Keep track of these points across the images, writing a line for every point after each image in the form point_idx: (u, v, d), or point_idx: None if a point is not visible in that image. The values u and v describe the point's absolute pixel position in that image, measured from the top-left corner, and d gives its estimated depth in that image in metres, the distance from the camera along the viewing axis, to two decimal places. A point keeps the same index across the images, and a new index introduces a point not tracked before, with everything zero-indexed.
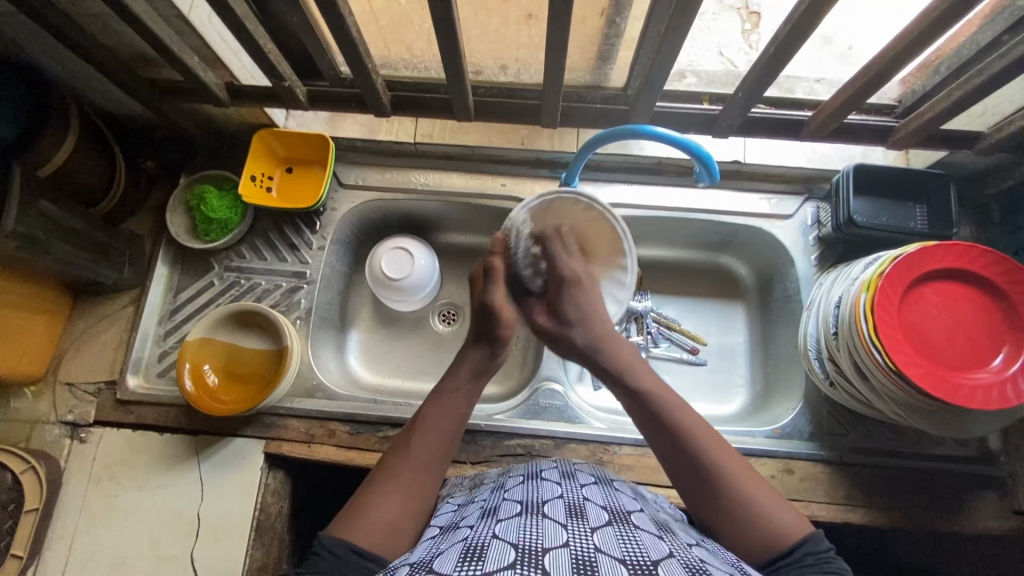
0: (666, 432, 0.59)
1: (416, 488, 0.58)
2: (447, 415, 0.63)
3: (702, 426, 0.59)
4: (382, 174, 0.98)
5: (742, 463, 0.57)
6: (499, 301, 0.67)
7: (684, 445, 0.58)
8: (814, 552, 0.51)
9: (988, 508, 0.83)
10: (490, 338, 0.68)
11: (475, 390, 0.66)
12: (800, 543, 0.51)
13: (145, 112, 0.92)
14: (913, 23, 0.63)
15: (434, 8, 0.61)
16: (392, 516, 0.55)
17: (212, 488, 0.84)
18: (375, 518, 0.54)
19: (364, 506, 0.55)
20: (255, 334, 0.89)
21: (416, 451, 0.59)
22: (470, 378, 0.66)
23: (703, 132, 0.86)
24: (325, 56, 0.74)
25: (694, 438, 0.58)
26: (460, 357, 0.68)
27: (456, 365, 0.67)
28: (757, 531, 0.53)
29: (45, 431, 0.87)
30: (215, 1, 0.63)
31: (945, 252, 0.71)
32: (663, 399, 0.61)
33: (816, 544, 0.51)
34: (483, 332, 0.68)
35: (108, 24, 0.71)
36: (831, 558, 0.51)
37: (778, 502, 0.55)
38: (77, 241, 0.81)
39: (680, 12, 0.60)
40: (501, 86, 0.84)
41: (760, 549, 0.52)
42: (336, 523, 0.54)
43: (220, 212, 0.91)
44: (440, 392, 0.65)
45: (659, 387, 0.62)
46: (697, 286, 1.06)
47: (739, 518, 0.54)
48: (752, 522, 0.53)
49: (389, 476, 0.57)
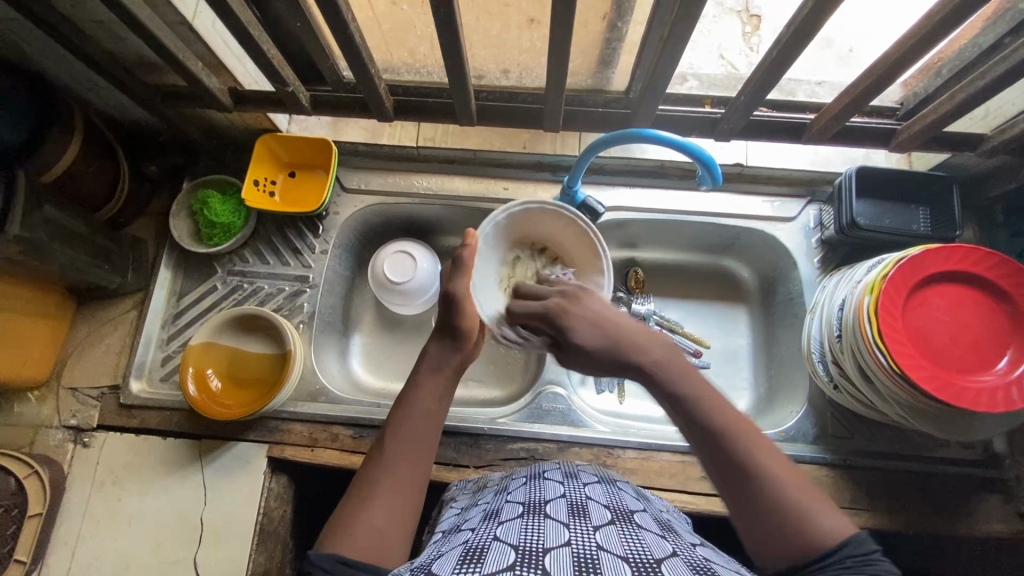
0: (703, 424, 0.53)
1: (399, 490, 0.57)
2: (419, 416, 0.62)
3: (739, 418, 0.53)
4: (384, 178, 0.98)
5: (786, 461, 0.51)
6: (463, 290, 0.70)
7: (721, 438, 0.52)
8: (854, 556, 0.45)
9: (994, 512, 0.82)
10: (451, 331, 0.69)
11: (442, 385, 0.66)
12: (841, 544, 0.46)
13: (148, 116, 0.92)
14: (915, 26, 0.63)
15: (436, 13, 0.61)
16: (379, 522, 0.53)
17: (215, 493, 0.84)
18: (360, 527, 0.53)
19: (350, 517, 0.54)
20: (256, 339, 0.89)
21: (392, 457, 0.59)
22: (434, 369, 0.66)
23: (706, 135, 0.86)
24: (328, 62, 0.75)
25: (731, 430, 0.52)
26: (423, 354, 0.68)
27: (419, 362, 0.68)
28: (796, 532, 0.47)
29: (49, 435, 0.87)
30: (218, 8, 0.63)
31: (947, 255, 0.71)
32: (697, 387, 0.55)
33: (860, 546, 0.46)
34: (445, 325, 0.69)
35: (112, 30, 0.72)
36: (876, 559, 0.45)
37: (818, 498, 0.49)
38: (81, 246, 0.81)
39: (682, 18, 0.60)
40: (502, 91, 0.84)
41: (798, 552, 0.46)
42: (322, 539, 0.52)
43: (223, 217, 0.92)
44: (407, 394, 0.65)
45: (694, 375, 0.56)
46: (699, 289, 1.06)
47: (776, 518, 0.48)
48: (790, 522, 0.47)
49: (370, 485, 0.57)
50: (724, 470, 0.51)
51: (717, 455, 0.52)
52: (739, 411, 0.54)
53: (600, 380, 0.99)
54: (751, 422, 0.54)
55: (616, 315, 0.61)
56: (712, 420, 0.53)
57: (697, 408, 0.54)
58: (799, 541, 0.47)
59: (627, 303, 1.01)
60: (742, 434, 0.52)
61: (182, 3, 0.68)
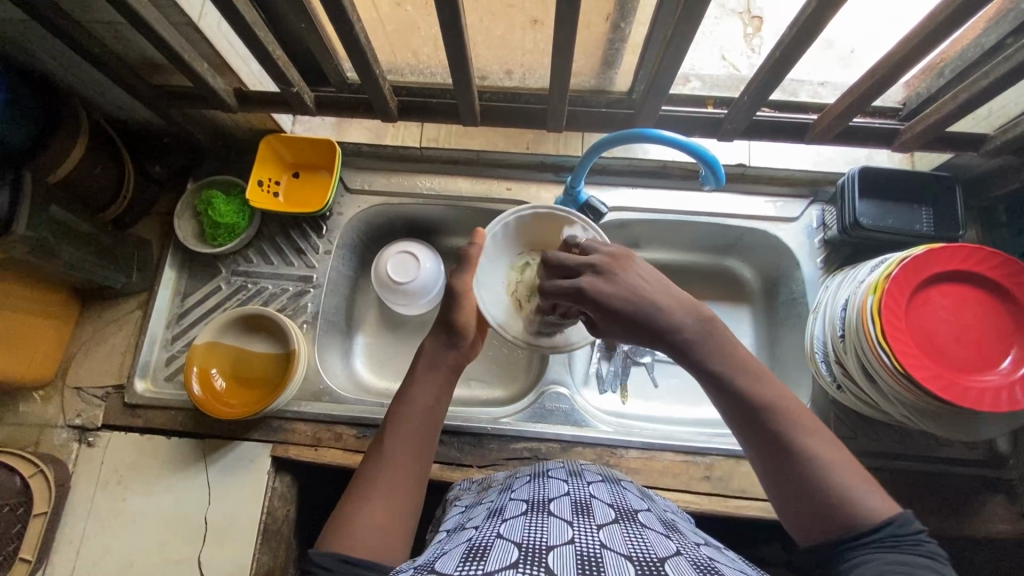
0: (736, 401, 0.54)
1: (396, 487, 0.57)
2: (417, 412, 0.63)
3: (783, 395, 0.54)
4: (388, 179, 0.99)
5: (821, 435, 0.52)
6: (464, 286, 0.72)
7: (765, 415, 0.53)
8: (895, 536, 0.45)
9: (998, 512, 0.82)
10: (449, 326, 0.70)
11: (439, 382, 0.66)
12: (881, 523, 0.46)
13: (153, 117, 0.92)
14: (918, 26, 0.63)
15: (441, 14, 0.62)
16: (378, 520, 0.54)
17: (219, 492, 0.85)
18: (360, 525, 0.53)
19: (349, 515, 0.54)
20: (260, 339, 0.90)
21: (391, 455, 0.59)
22: (430, 368, 0.67)
23: (708, 135, 0.87)
24: (332, 63, 0.75)
25: (776, 407, 0.53)
26: (420, 351, 0.69)
27: (415, 361, 0.68)
28: (837, 507, 0.48)
29: (54, 435, 0.88)
30: (224, 8, 0.63)
31: (950, 255, 0.71)
32: (743, 363, 0.55)
33: (902, 525, 0.46)
34: (441, 319, 0.71)
35: (119, 31, 0.72)
36: (923, 541, 0.45)
37: (861, 475, 0.49)
38: (86, 247, 0.82)
39: (685, 18, 0.60)
40: (505, 91, 0.84)
41: (839, 527, 0.47)
42: (323, 538, 0.52)
43: (228, 217, 0.92)
44: (405, 391, 0.65)
45: (735, 350, 0.56)
46: (702, 289, 1.06)
47: (819, 494, 0.49)
48: (834, 497, 0.48)
49: (369, 484, 0.57)
50: (767, 446, 0.52)
51: (762, 432, 0.52)
52: (784, 388, 0.54)
53: (603, 379, 0.99)
54: (795, 399, 0.54)
55: (658, 287, 0.59)
56: (758, 397, 0.53)
57: (742, 385, 0.54)
58: (841, 516, 0.47)
59: None
60: (787, 411, 0.52)
61: (188, 4, 0.68)
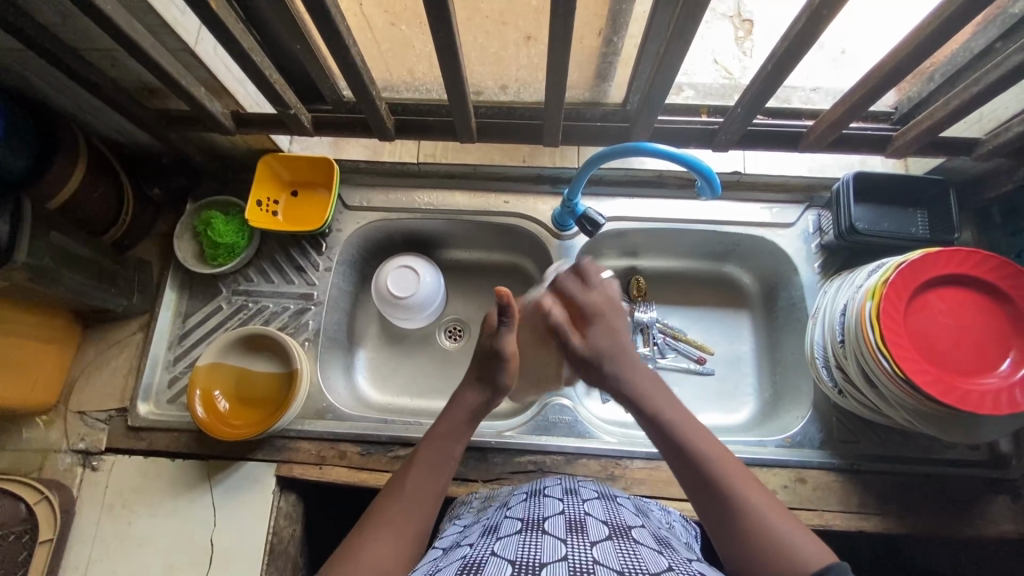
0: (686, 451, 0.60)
1: (406, 527, 0.56)
2: (441, 457, 0.63)
3: (719, 449, 0.60)
4: (386, 195, 0.99)
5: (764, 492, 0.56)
6: (510, 347, 0.68)
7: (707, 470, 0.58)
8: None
9: (1002, 512, 0.83)
10: (494, 386, 0.69)
11: (463, 431, 0.66)
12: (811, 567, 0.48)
13: (150, 139, 0.93)
14: (907, 38, 0.64)
15: (435, 37, 0.63)
16: (385, 558, 0.53)
17: (224, 514, 0.85)
18: (370, 559, 0.53)
19: (355, 550, 0.54)
20: (263, 357, 0.90)
21: (409, 496, 0.59)
22: (464, 419, 0.66)
23: (703, 146, 0.88)
24: (329, 84, 0.76)
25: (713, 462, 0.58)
26: (457, 399, 0.68)
27: (451, 407, 0.68)
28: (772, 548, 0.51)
29: (57, 460, 0.87)
30: (221, 37, 0.64)
31: (947, 259, 0.72)
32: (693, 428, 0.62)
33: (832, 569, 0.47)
34: (485, 376, 0.69)
35: (115, 58, 0.73)
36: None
37: (793, 523, 0.53)
38: (88, 271, 0.82)
39: (678, 34, 0.61)
40: (503, 107, 0.86)
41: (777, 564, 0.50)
42: (330, 566, 0.53)
43: (227, 237, 0.92)
44: (435, 433, 0.65)
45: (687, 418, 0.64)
46: (701, 296, 1.06)
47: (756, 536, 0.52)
48: (759, 537, 0.52)
49: (381, 516, 0.57)
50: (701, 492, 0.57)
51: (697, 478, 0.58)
52: (719, 441, 0.61)
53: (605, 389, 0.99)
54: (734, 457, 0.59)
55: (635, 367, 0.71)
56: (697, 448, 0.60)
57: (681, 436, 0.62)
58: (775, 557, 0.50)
59: (630, 312, 1.02)
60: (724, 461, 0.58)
61: (184, 30, 0.69)
